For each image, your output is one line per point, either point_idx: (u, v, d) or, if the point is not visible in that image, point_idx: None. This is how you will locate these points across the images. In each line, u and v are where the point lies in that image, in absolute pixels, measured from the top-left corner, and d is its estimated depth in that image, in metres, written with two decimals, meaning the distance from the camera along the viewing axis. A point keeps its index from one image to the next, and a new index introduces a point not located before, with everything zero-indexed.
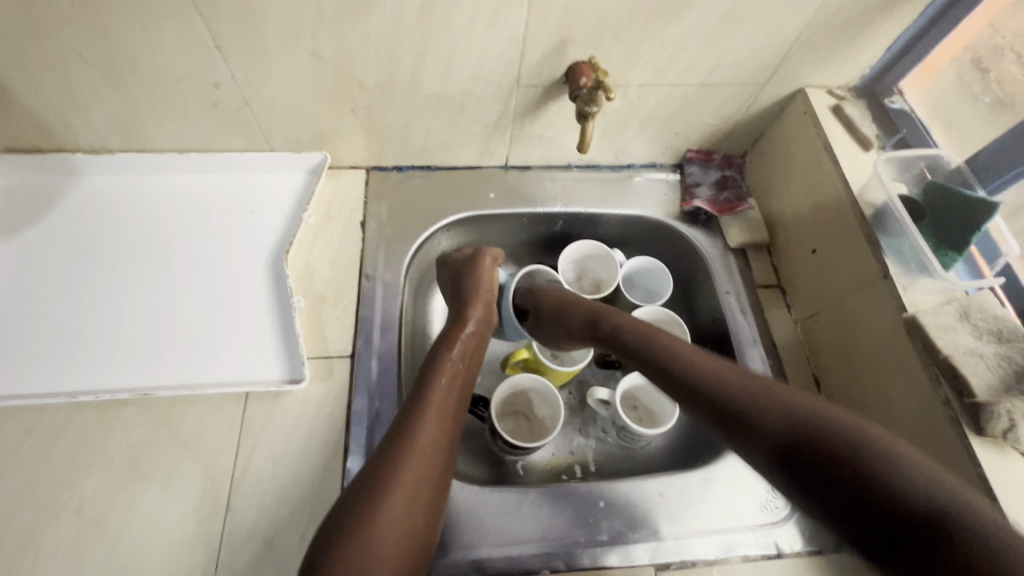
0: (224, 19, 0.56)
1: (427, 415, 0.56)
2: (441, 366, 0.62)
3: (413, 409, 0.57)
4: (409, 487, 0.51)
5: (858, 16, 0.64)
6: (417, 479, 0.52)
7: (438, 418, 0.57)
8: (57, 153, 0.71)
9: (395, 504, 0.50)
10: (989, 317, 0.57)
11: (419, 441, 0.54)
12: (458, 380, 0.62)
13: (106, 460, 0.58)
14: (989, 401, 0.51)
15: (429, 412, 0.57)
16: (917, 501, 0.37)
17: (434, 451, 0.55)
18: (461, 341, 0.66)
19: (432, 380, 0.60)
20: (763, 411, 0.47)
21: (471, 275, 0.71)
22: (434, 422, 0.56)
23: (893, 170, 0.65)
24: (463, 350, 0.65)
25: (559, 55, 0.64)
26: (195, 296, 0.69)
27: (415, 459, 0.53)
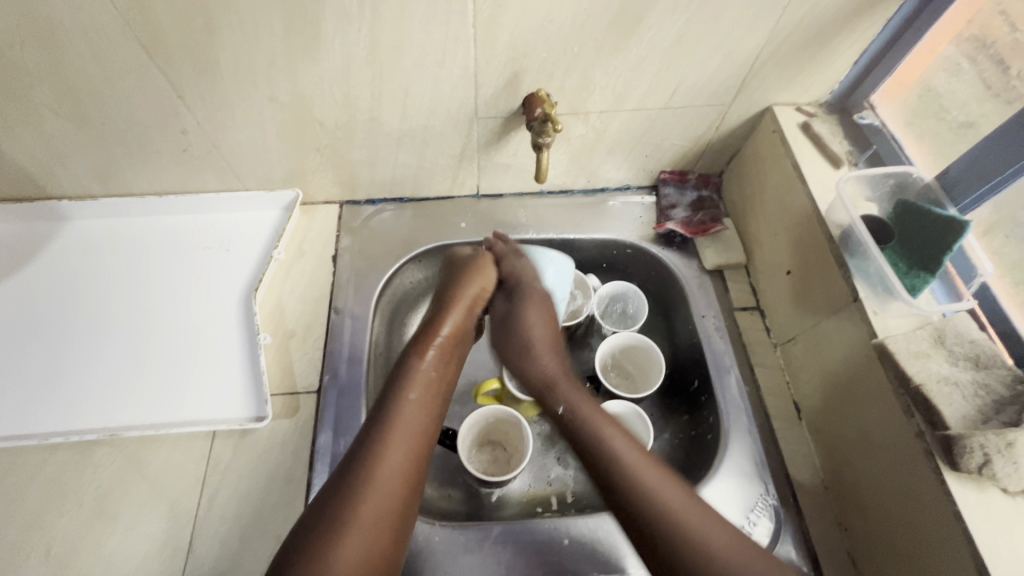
0: (183, 71, 0.59)
1: (393, 433, 0.54)
2: (410, 379, 0.59)
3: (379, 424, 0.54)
4: (370, 518, 0.49)
5: (817, 33, 0.62)
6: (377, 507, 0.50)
7: (404, 437, 0.54)
8: (45, 201, 0.75)
9: (353, 538, 0.47)
10: (966, 342, 0.54)
11: (379, 465, 0.51)
12: (430, 392, 0.59)
13: (76, 500, 0.60)
14: (962, 434, 0.47)
15: (395, 431, 0.54)
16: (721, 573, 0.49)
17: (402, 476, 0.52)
18: (435, 349, 0.62)
19: (402, 394, 0.57)
20: (631, 472, 0.56)
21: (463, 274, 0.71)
22: (400, 441, 0.54)
23: (862, 189, 0.64)
24: (437, 360, 0.62)
25: (513, 87, 0.65)
26: (170, 335, 0.70)
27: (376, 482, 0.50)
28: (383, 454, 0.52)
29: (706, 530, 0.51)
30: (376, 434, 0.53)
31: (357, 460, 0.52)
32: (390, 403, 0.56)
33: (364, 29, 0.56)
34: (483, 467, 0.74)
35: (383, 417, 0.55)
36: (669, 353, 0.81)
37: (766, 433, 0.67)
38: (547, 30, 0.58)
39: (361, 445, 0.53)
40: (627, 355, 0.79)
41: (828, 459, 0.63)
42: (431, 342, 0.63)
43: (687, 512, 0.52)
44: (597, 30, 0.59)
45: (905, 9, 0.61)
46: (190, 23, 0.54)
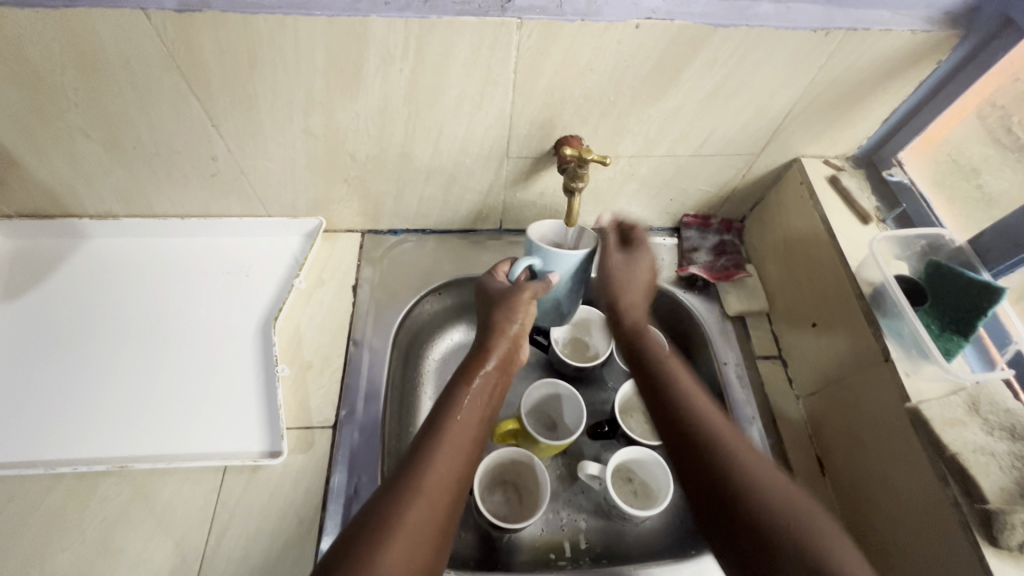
0: (221, 102, 0.59)
1: (437, 455, 0.51)
2: (455, 403, 0.56)
3: (425, 443, 0.52)
4: (411, 534, 0.46)
5: (850, 92, 0.63)
6: (415, 527, 0.46)
7: (449, 458, 0.52)
8: (64, 218, 0.74)
9: (400, 548, 0.45)
10: (1001, 411, 0.54)
11: (423, 484, 0.49)
12: (476, 418, 0.56)
13: (79, 534, 0.58)
14: (1002, 509, 0.47)
15: (443, 448, 0.52)
16: None
17: (444, 497, 0.49)
18: (483, 377, 0.59)
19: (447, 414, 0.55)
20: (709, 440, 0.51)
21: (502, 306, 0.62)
22: (446, 460, 0.51)
23: (893, 248, 0.64)
24: (483, 389, 0.59)
25: (546, 131, 0.65)
26: (185, 363, 0.69)
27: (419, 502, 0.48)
28: (429, 468, 0.50)
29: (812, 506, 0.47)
30: (421, 454, 0.51)
31: (401, 480, 0.49)
32: (436, 426, 0.54)
33: (406, 70, 0.56)
34: (495, 510, 0.70)
35: (429, 439, 0.53)
36: None
37: None
38: (585, 79, 0.59)
39: (406, 465, 0.51)
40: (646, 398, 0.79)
41: (850, 519, 0.62)
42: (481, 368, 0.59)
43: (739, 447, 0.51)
44: (635, 79, 0.59)
45: (937, 74, 0.62)
46: (233, 56, 0.54)
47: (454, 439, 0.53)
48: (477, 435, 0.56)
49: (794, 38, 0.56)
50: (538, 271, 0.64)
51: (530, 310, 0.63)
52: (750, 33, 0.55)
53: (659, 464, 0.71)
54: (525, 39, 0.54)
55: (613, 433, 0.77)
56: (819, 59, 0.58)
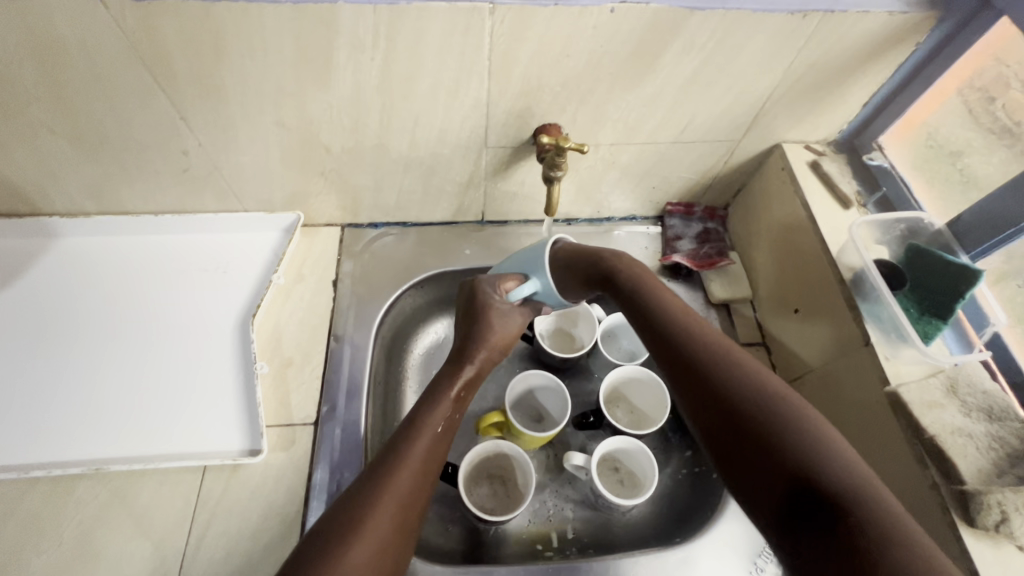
0: (188, 94, 0.57)
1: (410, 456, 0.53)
2: (435, 409, 0.58)
3: (403, 442, 0.54)
4: (381, 528, 0.47)
5: (829, 75, 0.62)
6: (382, 526, 0.47)
7: (424, 458, 0.53)
8: (34, 217, 0.72)
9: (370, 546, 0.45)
10: (979, 393, 0.54)
11: (397, 482, 0.50)
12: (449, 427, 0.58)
13: (56, 537, 0.57)
14: (979, 490, 0.47)
15: (418, 449, 0.53)
16: (831, 478, 0.39)
17: (413, 501, 0.50)
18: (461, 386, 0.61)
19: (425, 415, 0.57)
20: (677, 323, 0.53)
21: (479, 312, 0.64)
22: (420, 461, 0.53)
23: (873, 233, 0.64)
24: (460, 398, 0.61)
25: (524, 119, 0.64)
26: (162, 363, 0.68)
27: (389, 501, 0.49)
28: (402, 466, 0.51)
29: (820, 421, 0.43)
30: (396, 454, 0.52)
31: (380, 469, 0.51)
32: (414, 429, 0.55)
33: (377, 58, 0.55)
34: (482, 502, 0.70)
35: (406, 439, 0.54)
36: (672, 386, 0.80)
37: None
38: (561, 65, 0.58)
39: (384, 457, 0.52)
40: (631, 388, 0.78)
41: None
42: (460, 376, 0.62)
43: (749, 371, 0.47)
44: (613, 65, 0.58)
45: (916, 56, 0.61)
46: (198, 46, 0.52)
47: (429, 442, 0.55)
48: (446, 442, 0.57)
49: (771, 22, 0.55)
50: (532, 298, 0.66)
51: (511, 319, 0.65)
52: (726, 17, 0.54)
53: (645, 453, 0.71)
54: (498, 24, 0.53)
55: (599, 423, 0.77)
56: (797, 42, 0.58)
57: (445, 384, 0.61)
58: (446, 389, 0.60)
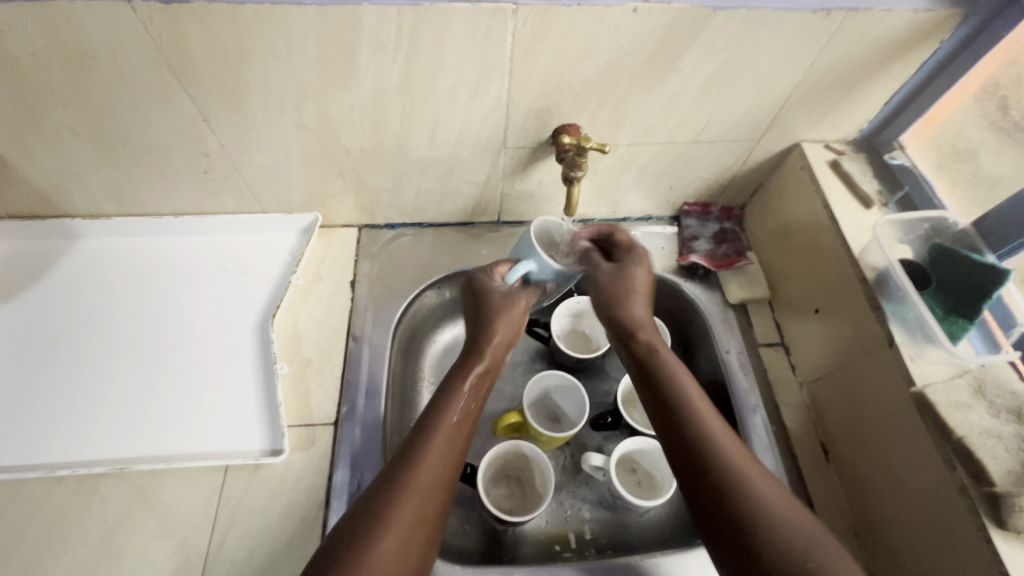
0: (211, 96, 0.57)
1: (428, 449, 0.52)
2: (451, 402, 0.57)
3: (421, 435, 0.53)
4: (405, 523, 0.47)
5: (851, 74, 0.62)
6: (405, 519, 0.47)
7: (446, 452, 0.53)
8: (56, 219, 0.73)
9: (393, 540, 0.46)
10: (1007, 394, 0.53)
11: (420, 477, 0.50)
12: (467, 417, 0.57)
13: (80, 536, 0.57)
14: (1009, 492, 0.47)
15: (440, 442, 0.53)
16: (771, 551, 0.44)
17: (434, 494, 0.50)
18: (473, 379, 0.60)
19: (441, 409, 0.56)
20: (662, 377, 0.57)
21: (491, 305, 0.65)
22: (441, 454, 0.52)
23: (895, 232, 0.64)
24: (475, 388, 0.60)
25: (544, 119, 0.64)
26: (183, 363, 0.68)
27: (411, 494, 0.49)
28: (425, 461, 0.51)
29: (779, 505, 0.46)
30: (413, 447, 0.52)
31: (403, 464, 0.51)
32: (430, 424, 0.54)
33: (399, 59, 0.55)
34: (500, 503, 0.70)
35: (422, 432, 0.54)
36: None
37: (794, 478, 0.65)
38: (582, 65, 0.58)
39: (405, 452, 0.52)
40: None
41: (855, 504, 0.62)
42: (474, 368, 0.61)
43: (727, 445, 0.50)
44: (634, 65, 0.58)
45: (939, 54, 0.61)
46: (223, 48, 0.52)
47: (451, 437, 0.54)
48: (466, 433, 0.56)
49: (795, 20, 0.55)
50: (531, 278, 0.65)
51: (515, 307, 0.65)
52: (749, 16, 0.54)
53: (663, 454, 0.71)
54: (521, 25, 0.53)
55: (616, 424, 0.77)
56: (820, 41, 0.57)
57: (459, 376, 0.60)
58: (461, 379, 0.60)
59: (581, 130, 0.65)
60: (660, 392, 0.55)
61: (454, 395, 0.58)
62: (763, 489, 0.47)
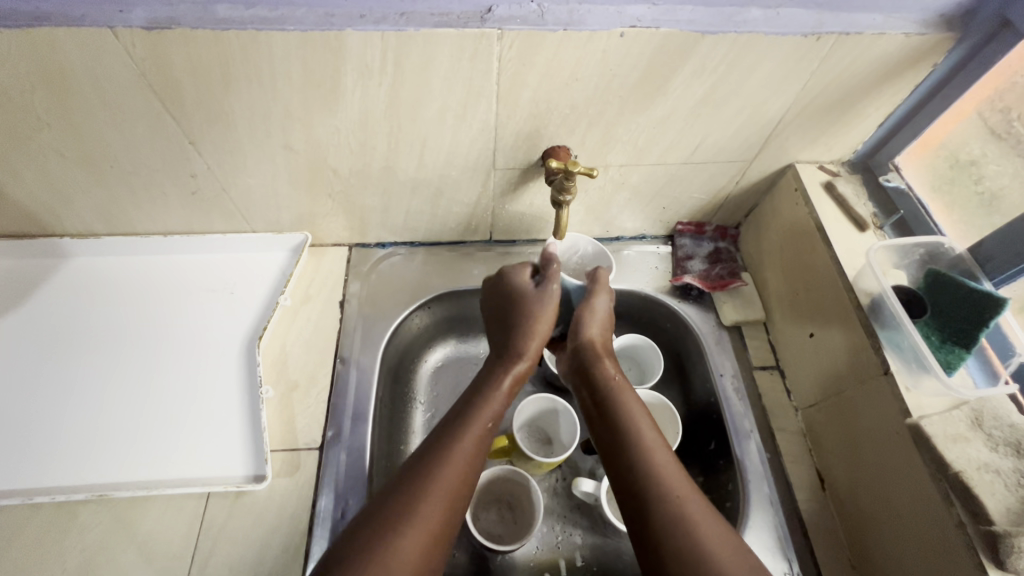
0: (196, 118, 0.57)
1: (442, 476, 0.49)
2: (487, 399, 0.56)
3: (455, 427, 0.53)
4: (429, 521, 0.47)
5: (844, 96, 0.61)
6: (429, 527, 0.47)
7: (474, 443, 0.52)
8: (45, 238, 0.72)
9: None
10: (1005, 426, 0.52)
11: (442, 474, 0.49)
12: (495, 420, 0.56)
13: (57, 564, 0.56)
14: (1008, 531, 0.45)
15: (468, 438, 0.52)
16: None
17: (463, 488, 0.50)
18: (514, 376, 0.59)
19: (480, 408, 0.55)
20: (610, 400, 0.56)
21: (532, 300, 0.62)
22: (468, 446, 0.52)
23: (891, 257, 0.63)
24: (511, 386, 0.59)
25: (533, 141, 0.63)
26: (168, 385, 0.68)
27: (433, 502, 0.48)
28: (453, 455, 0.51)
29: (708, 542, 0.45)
30: (418, 489, 0.48)
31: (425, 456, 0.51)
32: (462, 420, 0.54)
33: (385, 83, 0.55)
34: (490, 529, 0.69)
35: (450, 436, 0.52)
36: (683, 408, 0.78)
37: (789, 506, 0.64)
38: (570, 89, 0.57)
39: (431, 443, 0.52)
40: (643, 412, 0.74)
41: (852, 535, 0.60)
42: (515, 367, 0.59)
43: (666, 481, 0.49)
44: (622, 88, 0.58)
45: (933, 77, 0.60)
46: (207, 73, 0.52)
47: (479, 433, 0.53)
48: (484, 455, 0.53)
49: (785, 44, 0.54)
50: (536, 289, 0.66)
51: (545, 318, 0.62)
52: (739, 40, 0.53)
53: None
54: (507, 50, 0.52)
55: None
56: (811, 64, 0.57)
57: (498, 377, 0.58)
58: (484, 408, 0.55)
59: (572, 151, 0.64)
60: (611, 422, 0.55)
61: (488, 398, 0.56)
62: (702, 524, 0.46)
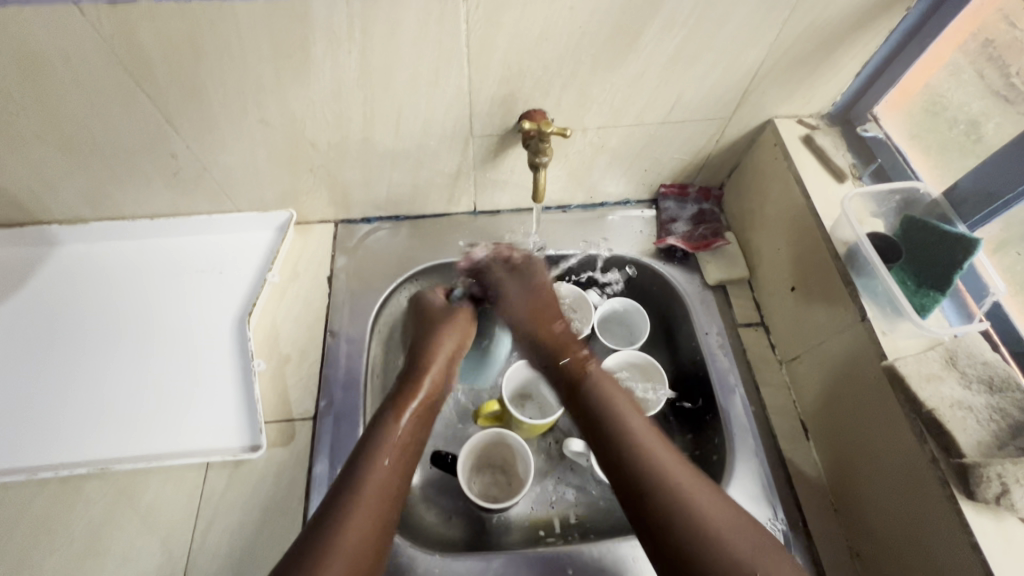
0: (171, 97, 0.57)
1: (354, 515, 0.51)
2: (383, 440, 0.57)
3: (353, 475, 0.54)
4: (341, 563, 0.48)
5: (818, 46, 0.61)
6: (356, 555, 0.49)
7: (379, 490, 0.54)
8: (35, 226, 0.73)
9: (340, 557, 0.48)
10: (979, 363, 0.53)
11: (352, 518, 0.51)
12: (404, 455, 0.58)
13: (66, 535, 0.58)
14: (977, 462, 0.46)
15: (369, 489, 0.53)
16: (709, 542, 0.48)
17: (380, 519, 0.52)
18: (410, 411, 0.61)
19: (370, 454, 0.56)
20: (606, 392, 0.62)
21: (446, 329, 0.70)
22: (372, 497, 0.53)
23: (868, 206, 0.63)
24: (412, 422, 0.61)
25: (508, 106, 0.63)
26: (163, 363, 0.69)
27: (344, 549, 0.49)
28: (358, 502, 0.52)
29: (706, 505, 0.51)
30: (329, 528, 0.50)
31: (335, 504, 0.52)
32: (363, 462, 0.55)
33: (354, 51, 0.55)
34: (484, 491, 0.71)
35: (351, 485, 0.53)
36: (671, 369, 0.79)
37: (773, 455, 0.65)
38: (541, 49, 0.57)
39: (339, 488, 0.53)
40: (631, 373, 0.77)
41: (834, 480, 0.62)
42: (408, 406, 0.61)
43: (680, 481, 0.53)
44: (593, 46, 0.58)
45: (908, 22, 0.60)
46: (176, 48, 0.52)
47: (386, 472, 0.55)
48: (394, 491, 0.55)
49: None
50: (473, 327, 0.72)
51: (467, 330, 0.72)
52: None
53: None
54: (473, 10, 0.52)
55: None
56: (781, 13, 0.56)
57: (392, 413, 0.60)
58: (376, 455, 0.56)
59: (548, 115, 0.65)
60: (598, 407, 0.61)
61: (385, 435, 0.58)
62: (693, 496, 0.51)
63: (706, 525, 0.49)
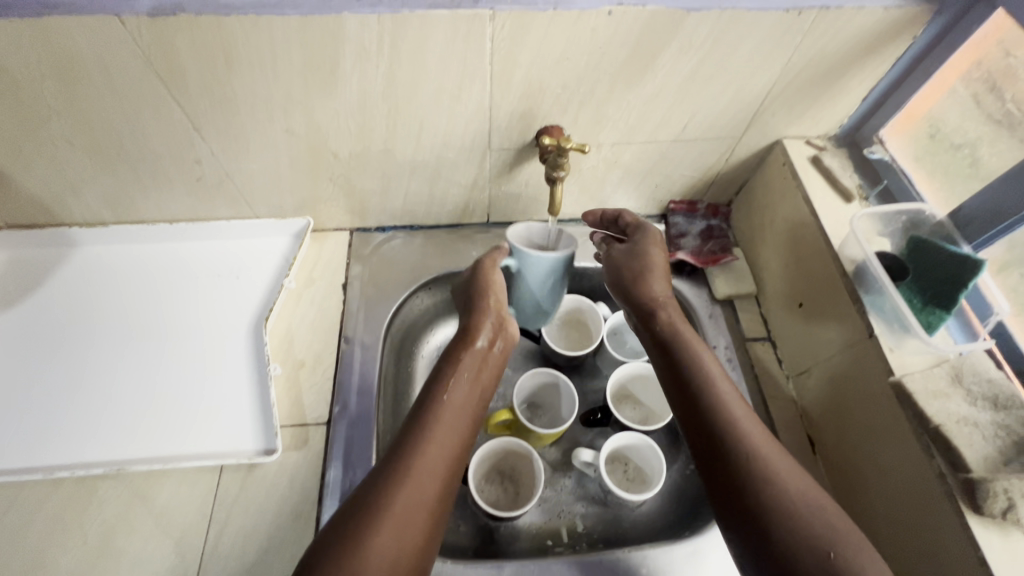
0: (200, 104, 0.59)
1: (421, 459, 0.50)
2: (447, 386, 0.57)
3: (417, 423, 0.53)
4: (403, 511, 0.47)
5: (827, 71, 0.63)
6: (422, 497, 0.48)
7: (444, 436, 0.53)
8: (55, 227, 0.74)
9: (402, 501, 0.47)
10: (983, 381, 0.54)
11: (416, 464, 0.49)
12: (468, 401, 0.57)
13: (80, 535, 0.58)
14: (985, 477, 0.48)
15: (434, 434, 0.52)
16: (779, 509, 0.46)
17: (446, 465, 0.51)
18: (470, 357, 0.60)
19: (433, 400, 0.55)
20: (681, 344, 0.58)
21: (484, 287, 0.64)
22: (437, 440, 0.52)
23: (875, 225, 0.65)
24: (473, 367, 0.60)
25: (527, 122, 0.65)
26: (180, 365, 0.70)
27: (406, 493, 0.48)
28: (423, 448, 0.51)
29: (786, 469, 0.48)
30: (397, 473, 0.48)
31: (400, 449, 0.51)
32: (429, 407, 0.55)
33: (382, 65, 0.56)
34: (493, 499, 0.70)
35: (416, 430, 0.52)
36: None
37: None
38: (562, 68, 0.59)
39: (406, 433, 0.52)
40: (638, 383, 0.78)
41: (841, 494, 0.63)
42: (469, 350, 0.60)
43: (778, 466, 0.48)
44: (612, 67, 0.60)
45: (913, 50, 0.62)
46: (210, 58, 0.54)
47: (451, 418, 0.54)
48: (461, 435, 0.54)
49: (768, 19, 0.56)
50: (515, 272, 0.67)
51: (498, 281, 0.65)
52: (722, 17, 0.55)
53: (652, 448, 0.71)
54: (499, 30, 0.54)
55: (607, 420, 0.79)
56: (794, 39, 0.58)
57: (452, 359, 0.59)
58: (441, 405, 0.55)
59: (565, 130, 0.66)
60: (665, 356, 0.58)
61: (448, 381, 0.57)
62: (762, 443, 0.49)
63: (808, 517, 0.44)
